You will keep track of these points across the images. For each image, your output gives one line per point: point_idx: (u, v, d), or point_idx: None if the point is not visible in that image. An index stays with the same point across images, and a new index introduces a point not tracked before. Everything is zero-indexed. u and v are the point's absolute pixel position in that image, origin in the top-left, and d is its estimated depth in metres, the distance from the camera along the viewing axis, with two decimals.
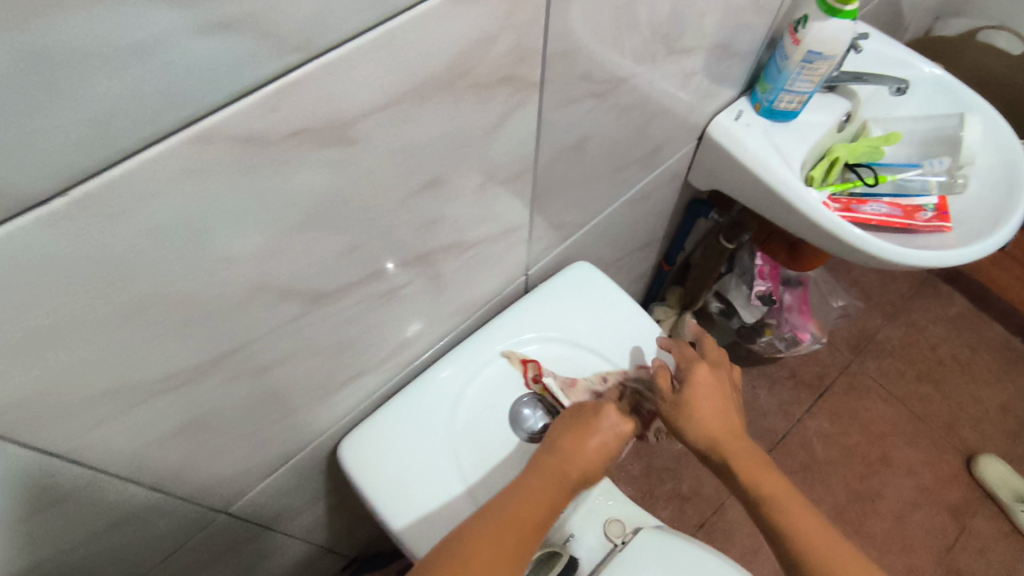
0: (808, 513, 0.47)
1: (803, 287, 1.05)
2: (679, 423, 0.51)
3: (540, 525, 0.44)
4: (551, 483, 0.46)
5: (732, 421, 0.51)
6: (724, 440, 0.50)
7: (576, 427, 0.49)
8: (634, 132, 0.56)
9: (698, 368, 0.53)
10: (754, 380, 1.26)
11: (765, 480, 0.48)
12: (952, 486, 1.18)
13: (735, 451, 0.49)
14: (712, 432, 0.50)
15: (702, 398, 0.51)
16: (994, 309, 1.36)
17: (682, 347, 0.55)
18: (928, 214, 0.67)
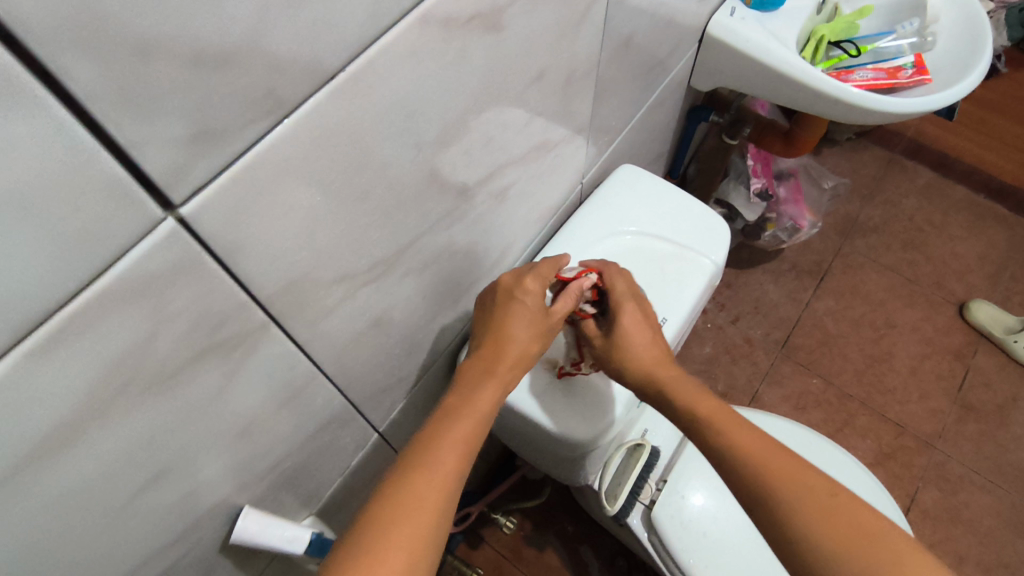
0: (748, 431, 0.46)
1: (795, 178, 1.17)
2: (614, 367, 0.52)
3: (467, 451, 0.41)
4: (466, 414, 0.42)
5: (659, 356, 0.51)
6: (656, 372, 0.50)
7: (496, 314, 0.49)
8: (658, 36, 0.62)
9: (627, 309, 0.53)
10: (761, 277, 1.36)
11: (700, 404, 0.48)
12: (951, 334, 1.30)
13: (674, 384, 0.49)
14: (648, 367, 0.51)
15: (631, 340, 0.52)
16: (957, 173, 1.48)
17: (612, 282, 0.54)
18: (909, 72, 0.75)
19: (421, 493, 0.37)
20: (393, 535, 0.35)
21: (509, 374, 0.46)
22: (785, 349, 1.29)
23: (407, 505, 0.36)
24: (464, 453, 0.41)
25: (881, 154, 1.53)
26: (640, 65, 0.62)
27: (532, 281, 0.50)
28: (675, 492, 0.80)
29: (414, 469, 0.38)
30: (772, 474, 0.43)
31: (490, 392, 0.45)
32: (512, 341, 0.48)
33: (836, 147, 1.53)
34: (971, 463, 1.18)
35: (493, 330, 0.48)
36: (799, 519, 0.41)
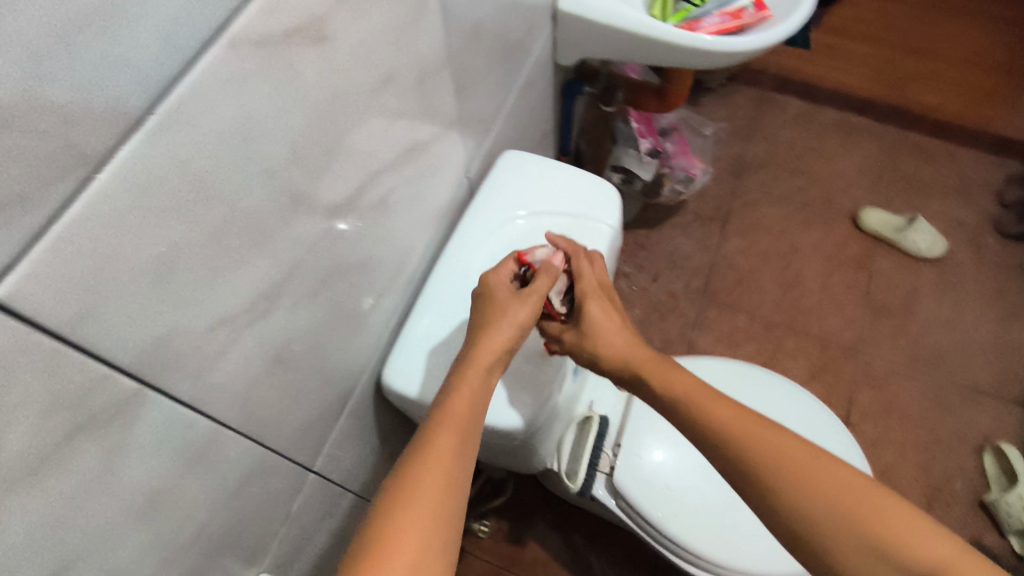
0: (730, 406, 0.47)
1: (677, 132, 1.22)
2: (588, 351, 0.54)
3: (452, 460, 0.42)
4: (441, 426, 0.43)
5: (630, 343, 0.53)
6: (633, 354, 0.52)
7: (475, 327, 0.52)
8: (508, 20, 0.63)
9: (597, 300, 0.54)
10: (671, 233, 1.41)
11: (674, 378, 0.50)
12: (850, 245, 1.40)
13: (648, 364, 0.51)
14: (623, 354, 0.52)
15: (605, 325, 0.53)
16: (822, 98, 1.59)
17: (582, 268, 0.56)
18: (750, 11, 0.80)
19: (414, 501, 0.38)
20: (399, 541, 0.37)
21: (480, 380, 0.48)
22: (708, 295, 1.34)
23: (407, 508, 0.38)
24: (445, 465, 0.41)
25: (752, 96, 1.62)
26: (498, 51, 0.63)
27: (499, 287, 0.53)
28: (631, 453, 0.82)
29: (403, 489, 0.39)
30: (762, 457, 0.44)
31: (461, 401, 0.45)
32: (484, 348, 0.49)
33: (712, 96, 1.61)
34: (892, 357, 1.27)
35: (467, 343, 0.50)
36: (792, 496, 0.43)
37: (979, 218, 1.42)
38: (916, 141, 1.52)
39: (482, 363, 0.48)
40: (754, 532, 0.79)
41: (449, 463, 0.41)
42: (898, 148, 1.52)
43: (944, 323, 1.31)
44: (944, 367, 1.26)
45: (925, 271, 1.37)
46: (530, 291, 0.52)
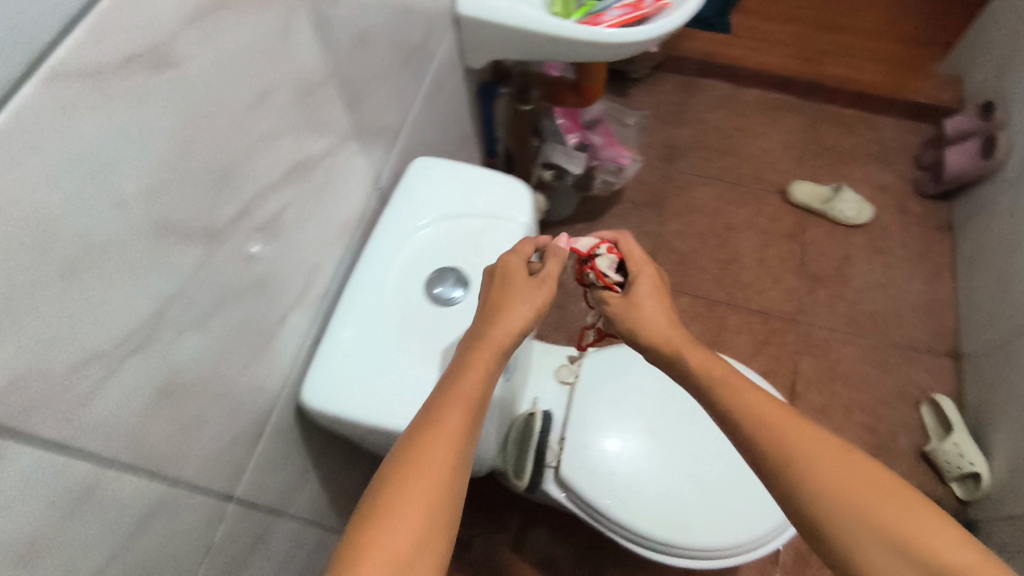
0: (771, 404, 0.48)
1: (602, 123, 1.24)
2: (629, 326, 0.56)
3: (461, 434, 0.45)
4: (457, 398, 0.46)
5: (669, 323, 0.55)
6: (674, 336, 0.54)
7: (493, 298, 0.54)
8: (404, 26, 0.63)
9: (644, 277, 0.57)
10: (611, 223, 1.43)
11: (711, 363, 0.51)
12: (782, 219, 1.45)
13: (687, 349, 0.53)
14: (661, 333, 0.55)
15: (646, 305, 0.56)
16: (744, 80, 1.64)
17: (630, 248, 0.59)
18: (649, 0, 0.82)
19: (425, 472, 0.42)
20: (406, 504, 0.41)
21: (494, 351, 0.50)
22: None
23: (413, 494, 0.41)
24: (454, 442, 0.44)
25: (679, 83, 1.66)
26: (396, 58, 0.63)
27: (516, 265, 0.55)
28: (577, 442, 0.83)
29: (416, 458, 0.43)
30: (784, 435, 0.45)
31: (474, 373, 0.48)
32: (502, 322, 0.52)
33: (640, 86, 1.64)
34: (830, 323, 1.32)
35: (487, 313, 0.53)
36: (810, 475, 0.43)
37: (900, 182, 1.49)
38: (835, 113, 1.62)
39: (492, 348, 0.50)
40: (699, 511, 0.79)
41: (459, 436, 0.45)
42: (819, 121, 1.60)
43: (876, 285, 1.36)
44: (879, 327, 1.31)
45: (854, 238, 1.42)
46: (546, 276, 0.54)
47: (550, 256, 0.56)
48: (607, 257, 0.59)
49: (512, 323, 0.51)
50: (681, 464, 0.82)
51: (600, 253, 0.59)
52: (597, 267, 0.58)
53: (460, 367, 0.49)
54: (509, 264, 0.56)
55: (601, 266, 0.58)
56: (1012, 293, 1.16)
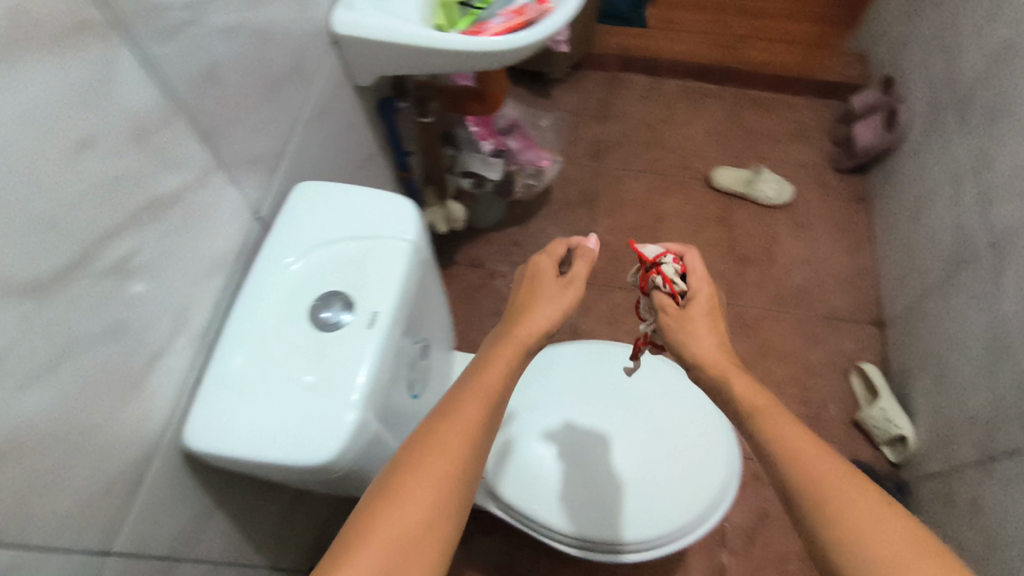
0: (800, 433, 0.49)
1: (518, 128, 1.24)
2: (678, 340, 0.63)
3: (480, 420, 0.52)
4: (482, 386, 0.55)
5: (716, 333, 0.62)
6: (715, 356, 0.60)
7: (530, 295, 0.66)
8: (267, 54, 0.62)
9: (702, 298, 0.64)
10: (542, 224, 1.43)
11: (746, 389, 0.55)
12: (710, 205, 1.46)
13: (730, 372, 0.58)
14: (707, 355, 0.60)
15: (697, 326, 0.62)
16: (663, 71, 1.66)
17: (695, 267, 0.65)
18: (533, 6, 0.82)
19: (444, 444, 0.49)
20: (422, 472, 0.47)
21: (524, 342, 0.61)
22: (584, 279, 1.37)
23: (433, 461, 0.47)
24: (474, 423, 0.51)
25: (600, 78, 1.67)
26: (261, 87, 0.62)
27: (549, 266, 0.69)
28: (505, 458, 0.83)
29: (438, 432, 0.50)
30: (799, 443, 0.48)
31: (498, 366, 0.57)
32: (536, 315, 0.63)
33: (561, 85, 1.64)
34: (761, 304, 1.34)
35: (524, 307, 0.65)
36: (826, 495, 0.44)
37: (818, 159, 1.53)
38: (753, 97, 1.64)
39: (520, 342, 0.60)
40: (634, 484, 0.81)
41: (478, 420, 0.52)
42: (739, 105, 1.62)
43: (802, 262, 1.39)
44: (807, 302, 1.34)
45: (779, 217, 1.45)
46: (573, 279, 0.67)
47: (580, 260, 0.69)
48: (672, 270, 0.66)
49: (536, 321, 0.63)
50: (610, 449, 0.83)
51: (667, 263, 0.66)
52: (665, 273, 0.65)
53: (488, 361, 0.58)
54: (540, 269, 0.68)
55: (666, 275, 0.65)
56: (926, 259, 1.19)
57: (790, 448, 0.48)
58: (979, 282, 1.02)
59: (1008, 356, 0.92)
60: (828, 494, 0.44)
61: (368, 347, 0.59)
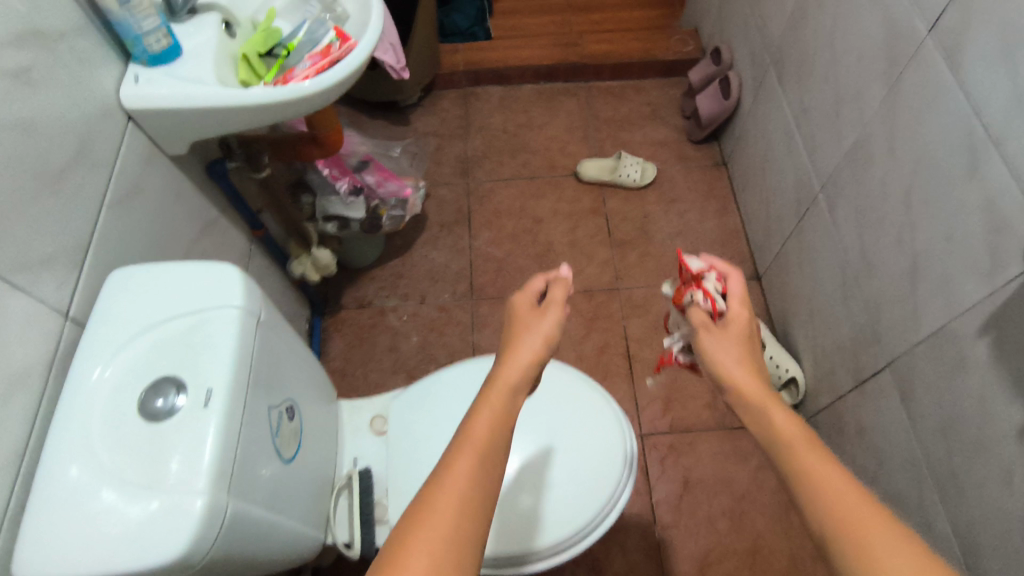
0: (818, 456, 0.55)
1: (372, 161, 1.22)
2: (709, 357, 0.71)
3: (470, 476, 0.57)
4: (470, 441, 0.60)
5: (748, 357, 0.69)
6: (738, 376, 0.67)
7: (513, 331, 0.74)
8: (32, 146, 0.58)
9: (738, 317, 0.74)
10: (423, 250, 1.45)
11: (752, 397, 0.64)
12: (581, 199, 1.52)
13: (745, 387, 0.65)
14: (731, 371, 0.68)
15: (727, 345, 0.71)
16: (514, 78, 1.71)
17: (736, 285, 0.77)
18: (337, 44, 0.82)
19: (437, 503, 0.54)
20: (421, 529, 0.52)
21: (512, 382, 0.67)
22: (476, 296, 1.39)
23: (428, 520, 0.53)
24: (466, 477, 0.56)
25: (456, 97, 1.69)
26: (33, 181, 0.58)
27: (557, 292, 0.77)
28: (513, 521, 0.80)
29: (430, 491, 0.55)
30: (819, 470, 0.53)
31: (484, 416, 0.63)
32: (524, 349, 0.70)
33: (419, 110, 1.66)
34: (646, 282, 1.40)
35: (506, 347, 0.72)
36: (820, 504, 0.51)
37: (674, 134, 1.61)
38: (603, 87, 1.71)
39: (503, 385, 0.66)
40: (585, 447, 0.85)
41: (468, 476, 0.57)
42: (593, 99, 1.69)
43: (676, 234, 1.46)
44: None
45: (647, 196, 1.51)
46: (550, 302, 0.75)
47: (555, 285, 0.78)
48: (716, 292, 0.78)
49: (516, 362, 0.68)
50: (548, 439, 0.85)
51: (710, 281, 0.79)
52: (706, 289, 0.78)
53: (472, 415, 0.63)
54: (520, 303, 0.77)
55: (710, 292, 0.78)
56: (777, 210, 1.27)
57: (807, 466, 0.54)
58: (820, 224, 1.10)
59: (855, 286, 1.00)
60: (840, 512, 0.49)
61: (206, 426, 0.55)
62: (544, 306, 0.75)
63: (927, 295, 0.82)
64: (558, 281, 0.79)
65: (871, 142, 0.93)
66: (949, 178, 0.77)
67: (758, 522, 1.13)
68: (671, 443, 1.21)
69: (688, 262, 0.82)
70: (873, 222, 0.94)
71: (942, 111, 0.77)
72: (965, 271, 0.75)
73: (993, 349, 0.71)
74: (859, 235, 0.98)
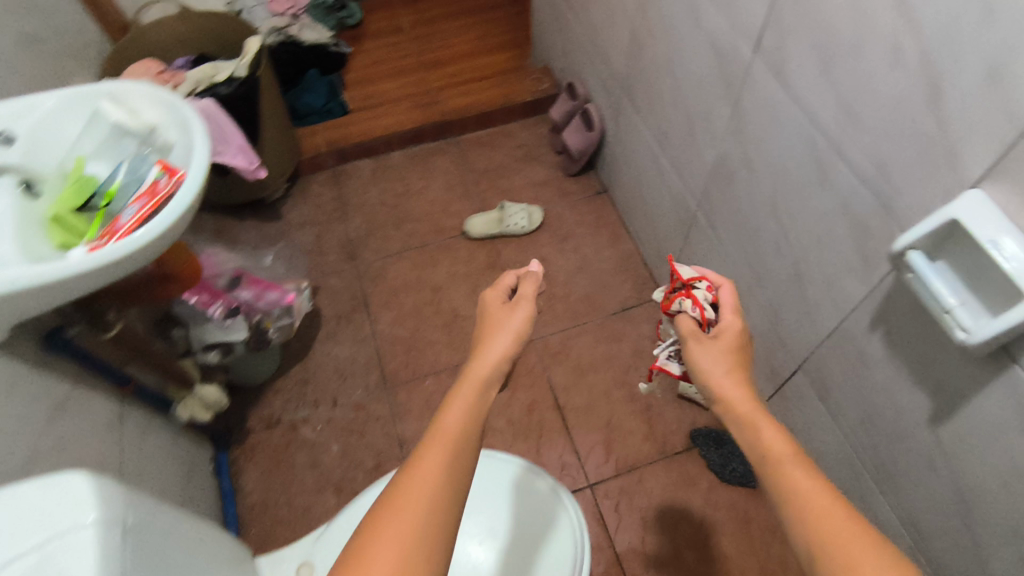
0: (807, 476, 0.53)
1: (243, 274, 1.14)
2: (693, 367, 0.66)
3: (441, 478, 0.54)
4: (445, 435, 0.57)
5: (738, 369, 0.64)
6: (721, 383, 0.63)
7: (484, 327, 0.69)
8: None
9: (731, 325, 0.67)
10: (325, 348, 1.37)
11: (737, 408, 0.61)
12: (476, 257, 1.49)
13: (729, 393, 0.62)
14: (718, 379, 0.63)
15: (714, 355, 0.65)
16: (381, 148, 1.67)
17: (726, 297, 0.70)
18: (163, 180, 0.74)
19: (405, 504, 0.51)
20: (382, 533, 0.50)
21: (482, 382, 0.62)
22: (391, 383, 1.33)
23: (395, 522, 0.50)
24: (437, 475, 0.54)
25: (326, 179, 1.63)
26: None
27: (528, 287, 0.73)
28: None
29: (398, 489, 0.53)
30: (811, 492, 0.52)
31: (458, 405, 0.60)
32: (494, 347, 0.65)
33: (289, 201, 1.58)
34: (558, 326, 1.38)
35: (479, 341, 0.67)
36: (815, 533, 0.50)
37: (551, 172, 1.62)
38: (473, 138, 1.71)
39: (475, 380, 0.62)
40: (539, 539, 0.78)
41: (439, 478, 0.54)
42: (465, 152, 1.68)
43: (576, 270, 1.46)
44: (596, 306, 1.41)
45: (540, 239, 1.51)
46: (521, 298, 0.70)
47: (526, 280, 0.74)
48: (706, 298, 0.71)
49: (486, 357, 0.64)
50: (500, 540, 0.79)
51: (698, 288, 0.72)
52: (695, 297, 0.70)
53: (448, 403, 0.60)
54: (489, 301, 0.72)
55: (701, 297, 0.70)
56: (663, 230, 1.30)
57: (798, 486, 0.53)
58: (704, 240, 1.13)
59: (752, 295, 1.02)
60: (832, 545, 0.48)
61: None
62: (516, 301, 0.70)
63: (816, 298, 0.84)
64: (529, 279, 0.74)
65: (731, 160, 0.95)
66: (806, 188, 0.79)
67: (722, 543, 1.12)
68: (621, 485, 1.19)
69: (680, 270, 0.74)
70: (751, 234, 0.96)
71: (785, 125, 0.80)
72: (841, 273, 0.77)
73: (885, 343, 0.73)
74: (744, 248, 1.00)
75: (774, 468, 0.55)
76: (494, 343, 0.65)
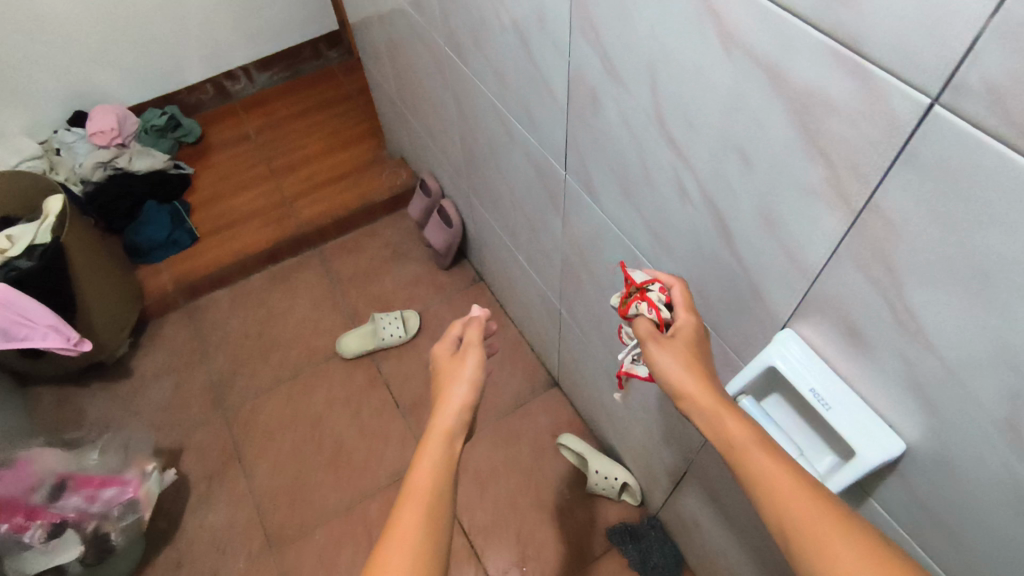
0: (775, 462, 0.46)
1: (71, 475, 0.99)
2: (658, 367, 0.54)
3: (416, 553, 0.48)
4: (415, 501, 0.51)
5: (702, 368, 0.54)
6: (691, 385, 0.52)
7: (439, 377, 0.62)
8: None
9: (688, 320, 0.57)
10: (197, 518, 1.21)
11: (703, 403, 0.51)
12: (355, 377, 1.38)
13: (696, 393, 0.51)
14: (685, 379, 0.52)
15: (678, 355, 0.54)
16: (239, 272, 1.54)
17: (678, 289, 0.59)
18: None
19: None
20: None
21: (443, 438, 0.56)
22: (277, 543, 1.18)
23: None
24: (409, 552, 0.48)
25: (179, 318, 1.49)
26: None
27: (472, 330, 0.64)
28: None
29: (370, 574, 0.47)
30: (784, 488, 0.45)
31: (420, 470, 0.54)
32: (451, 401, 0.59)
33: (138, 353, 1.43)
34: None
35: (435, 394, 0.60)
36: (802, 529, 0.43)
37: (423, 268, 1.55)
38: (336, 244, 1.61)
39: (438, 436, 0.56)
40: None
41: (413, 554, 0.48)
42: (330, 261, 1.58)
43: None
44: (489, 408, 1.33)
45: (420, 343, 1.42)
46: (467, 347, 0.63)
47: (467, 326, 0.65)
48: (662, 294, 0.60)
49: (447, 408, 0.58)
50: None
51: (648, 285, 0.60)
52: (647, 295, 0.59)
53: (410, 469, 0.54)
54: (437, 352, 0.64)
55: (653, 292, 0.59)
56: (538, 321, 1.24)
57: (765, 477, 0.46)
58: (574, 334, 1.08)
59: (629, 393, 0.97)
60: (819, 550, 0.42)
61: None
62: (465, 348, 0.62)
63: None
64: (468, 324, 0.65)
65: (573, 265, 0.91)
66: None
67: None
68: None
69: (629, 272, 0.61)
70: (611, 336, 0.92)
71: (608, 238, 0.75)
72: None
73: None
74: (610, 347, 0.96)
75: (743, 462, 0.47)
76: (451, 396, 0.59)
